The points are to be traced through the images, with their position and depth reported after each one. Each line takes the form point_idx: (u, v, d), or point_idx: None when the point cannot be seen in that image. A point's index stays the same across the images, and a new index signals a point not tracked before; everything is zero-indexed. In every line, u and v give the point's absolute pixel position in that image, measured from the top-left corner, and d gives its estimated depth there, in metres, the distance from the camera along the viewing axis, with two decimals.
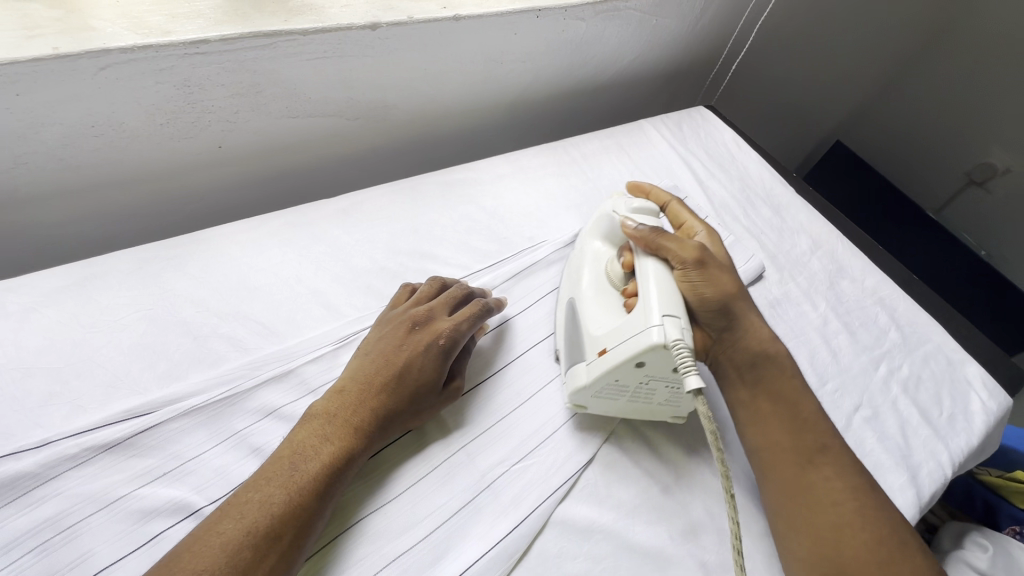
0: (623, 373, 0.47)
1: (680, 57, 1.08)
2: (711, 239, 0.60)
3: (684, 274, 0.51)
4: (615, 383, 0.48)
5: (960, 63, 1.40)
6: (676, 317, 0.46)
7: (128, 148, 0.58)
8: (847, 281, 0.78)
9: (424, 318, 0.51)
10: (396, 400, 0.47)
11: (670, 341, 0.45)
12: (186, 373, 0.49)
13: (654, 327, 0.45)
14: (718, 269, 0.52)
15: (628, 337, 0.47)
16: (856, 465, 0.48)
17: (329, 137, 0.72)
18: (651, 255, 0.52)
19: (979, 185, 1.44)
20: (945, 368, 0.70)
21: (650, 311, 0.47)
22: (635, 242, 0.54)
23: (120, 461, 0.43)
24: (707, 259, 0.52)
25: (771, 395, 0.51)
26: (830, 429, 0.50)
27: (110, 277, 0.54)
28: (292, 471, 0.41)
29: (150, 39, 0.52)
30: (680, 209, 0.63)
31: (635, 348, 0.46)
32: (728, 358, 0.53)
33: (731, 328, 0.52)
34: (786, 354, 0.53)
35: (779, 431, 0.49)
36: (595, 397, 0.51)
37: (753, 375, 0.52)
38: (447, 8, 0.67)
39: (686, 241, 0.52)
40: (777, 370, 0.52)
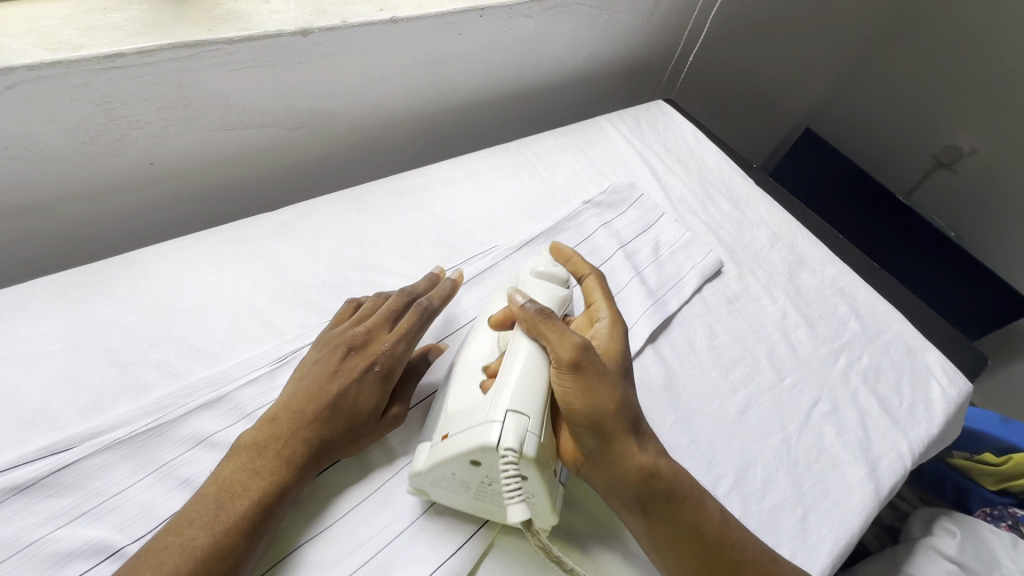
0: (457, 467, 0.42)
1: (636, 51, 1.07)
2: (612, 329, 0.52)
3: (559, 373, 0.46)
4: (453, 477, 0.43)
5: (922, 45, 1.40)
6: (523, 415, 0.42)
7: (49, 169, 0.55)
8: (806, 272, 0.77)
9: (361, 339, 0.49)
10: (330, 432, 0.45)
11: (502, 445, 0.40)
12: (110, 404, 0.47)
13: (493, 423, 0.41)
14: (598, 377, 0.46)
15: (468, 427, 0.43)
16: (774, 572, 0.45)
17: (269, 148, 0.70)
18: (530, 340, 0.47)
19: (947, 168, 1.45)
20: (905, 357, 0.70)
21: (498, 402, 0.43)
22: (520, 321, 0.49)
23: (35, 502, 0.41)
24: (587, 362, 0.46)
25: (660, 521, 0.45)
26: (742, 533, 0.46)
27: (31, 307, 0.51)
28: (217, 511, 0.40)
29: (60, 54, 0.49)
30: (594, 287, 0.56)
31: (468, 445, 0.41)
32: (602, 479, 0.46)
33: (605, 451, 0.45)
34: (679, 476, 0.46)
35: (683, 560, 0.44)
36: (434, 486, 0.45)
37: (634, 502, 0.45)
38: (383, 10, 0.65)
39: (568, 334, 0.46)
40: (662, 496, 0.45)
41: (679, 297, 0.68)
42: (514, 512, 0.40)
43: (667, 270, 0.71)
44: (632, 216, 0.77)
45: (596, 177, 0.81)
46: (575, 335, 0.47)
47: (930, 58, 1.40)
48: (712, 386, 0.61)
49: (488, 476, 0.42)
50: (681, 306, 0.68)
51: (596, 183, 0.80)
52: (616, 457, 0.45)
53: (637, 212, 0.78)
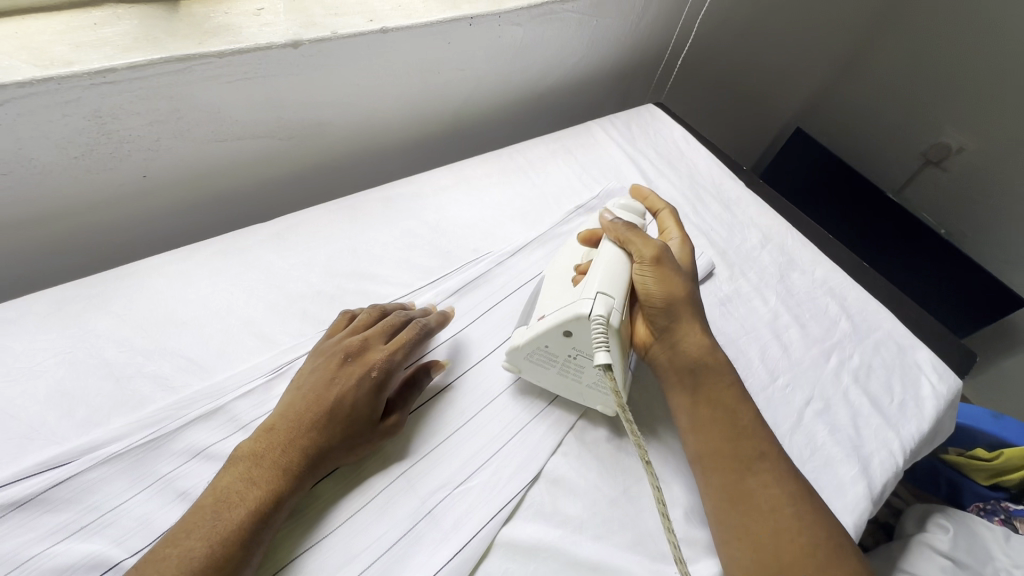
0: (552, 338, 0.51)
1: (625, 56, 1.08)
2: (682, 245, 0.61)
3: (641, 268, 0.54)
4: (546, 349, 0.51)
5: (910, 43, 1.42)
6: (610, 296, 0.49)
7: (41, 185, 0.55)
8: (797, 272, 0.78)
9: (357, 348, 0.50)
10: (327, 438, 0.45)
11: (593, 314, 0.48)
12: (107, 418, 0.47)
13: (585, 300, 0.49)
14: (673, 273, 0.54)
15: (563, 305, 0.50)
16: (791, 471, 0.48)
17: (262, 159, 0.70)
18: (616, 244, 0.55)
19: (936, 165, 1.46)
20: (896, 355, 0.71)
21: (589, 285, 0.50)
22: (607, 229, 0.57)
23: (33, 518, 0.41)
24: (666, 261, 0.54)
25: (709, 398, 0.51)
26: (767, 435, 0.50)
27: (25, 322, 0.51)
28: (214, 521, 0.40)
29: (52, 70, 0.49)
30: (667, 218, 0.64)
31: (564, 316, 0.49)
32: (666, 356, 0.53)
33: (672, 332, 0.53)
34: (729, 366, 0.53)
35: (717, 441, 0.49)
36: (528, 360, 0.53)
37: (692, 378, 0.52)
38: (373, 21, 0.65)
39: (650, 238, 0.55)
40: (715, 376, 0.52)
41: None
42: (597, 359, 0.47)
43: None
44: None
45: (588, 181, 0.82)
46: (656, 240, 0.55)
47: (917, 57, 1.42)
48: None
49: (576, 347, 0.50)
50: None
51: (588, 188, 0.81)
52: (680, 337, 0.53)
53: None
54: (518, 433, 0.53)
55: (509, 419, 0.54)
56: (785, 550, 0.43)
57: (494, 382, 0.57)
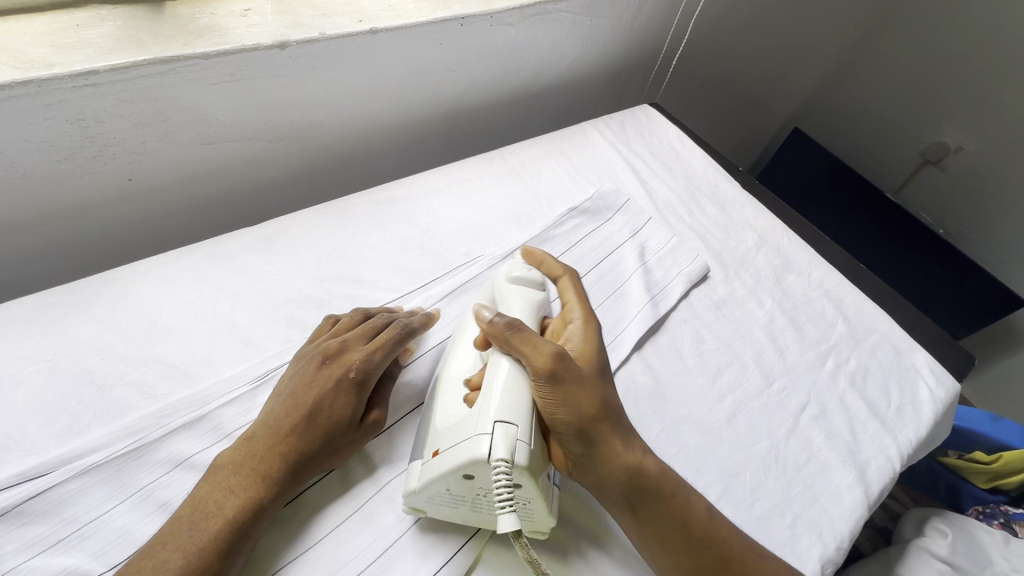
0: (452, 482, 0.42)
1: (620, 55, 1.07)
2: (587, 328, 0.52)
3: (537, 387, 0.45)
4: (446, 492, 0.43)
5: (908, 42, 1.41)
6: (512, 425, 0.42)
7: (24, 188, 0.54)
8: (793, 275, 0.77)
9: (335, 350, 0.49)
10: (306, 443, 0.45)
11: (494, 457, 0.40)
12: (88, 427, 0.46)
13: (481, 436, 0.41)
14: (576, 385, 0.46)
15: (457, 443, 0.42)
16: (764, 557, 0.46)
17: (250, 162, 0.69)
18: (504, 357, 0.47)
19: (934, 165, 1.46)
20: (893, 358, 0.70)
21: (485, 414, 0.42)
22: (491, 337, 0.48)
23: (9, 531, 0.40)
24: (564, 371, 0.45)
25: (653, 516, 0.46)
26: (729, 528, 0.47)
27: (6, 330, 0.50)
28: (191, 533, 0.39)
29: (31, 73, 0.48)
30: (568, 287, 0.57)
31: (460, 460, 0.41)
32: (592, 482, 0.46)
33: (591, 455, 0.45)
34: (661, 471, 0.47)
35: (673, 558, 0.45)
36: (430, 503, 0.44)
37: (627, 500, 0.46)
38: (362, 22, 0.64)
39: (542, 345, 0.46)
40: (651, 492, 0.46)
41: (667, 303, 0.67)
42: (504, 523, 0.39)
43: (654, 275, 0.71)
44: (618, 223, 0.77)
45: (581, 183, 0.81)
46: (549, 344, 0.46)
47: (915, 57, 1.41)
48: (699, 392, 0.60)
49: (482, 488, 0.42)
50: (668, 312, 0.67)
51: (582, 191, 0.80)
52: (602, 461, 0.45)
53: (623, 218, 0.77)
54: None
55: None
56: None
57: None
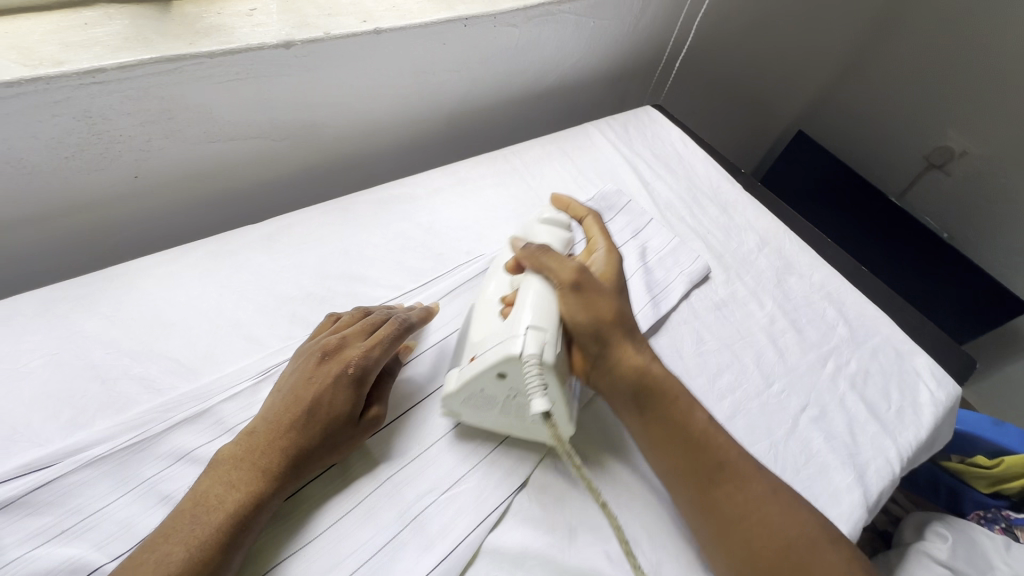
0: (486, 382, 0.48)
1: (623, 57, 1.07)
2: (609, 255, 0.60)
3: (562, 295, 0.52)
4: (481, 394, 0.49)
5: (913, 45, 1.40)
6: (541, 330, 0.48)
7: (32, 184, 0.55)
8: (794, 277, 0.77)
9: (334, 346, 0.49)
10: (305, 439, 0.45)
11: (525, 354, 0.46)
12: (91, 420, 0.47)
13: (516, 337, 0.47)
14: (595, 293, 0.53)
15: (493, 346, 0.48)
16: (756, 471, 0.49)
17: (255, 160, 0.70)
18: (535, 273, 0.54)
19: (939, 168, 1.45)
20: (894, 361, 0.70)
21: (518, 321, 0.49)
22: (524, 260, 0.56)
23: (14, 521, 0.41)
24: (585, 281, 0.53)
25: (658, 415, 0.50)
26: (726, 440, 0.50)
27: (12, 323, 0.51)
28: (193, 526, 0.40)
29: (39, 71, 0.49)
30: (593, 224, 0.65)
31: (495, 358, 0.47)
32: (606, 385, 0.52)
33: (606, 355, 0.51)
34: (667, 375, 0.52)
35: (675, 455, 0.49)
36: (465, 406, 0.50)
37: (636, 400, 0.51)
38: (367, 22, 0.65)
39: (567, 262, 0.54)
40: (658, 393, 0.51)
41: (667, 304, 0.68)
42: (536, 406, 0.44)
43: (655, 275, 0.71)
44: (620, 223, 0.77)
45: (583, 183, 0.81)
46: (573, 262, 0.54)
47: (919, 61, 1.41)
48: (699, 392, 0.60)
49: (513, 389, 0.48)
50: (669, 312, 0.67)
51: (584, 191, 0.80)
52: (615, 361, 0.51)
53: (625, 218, 0.78)
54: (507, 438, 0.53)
55: None
56: (759, 555, 0.45)
57: None
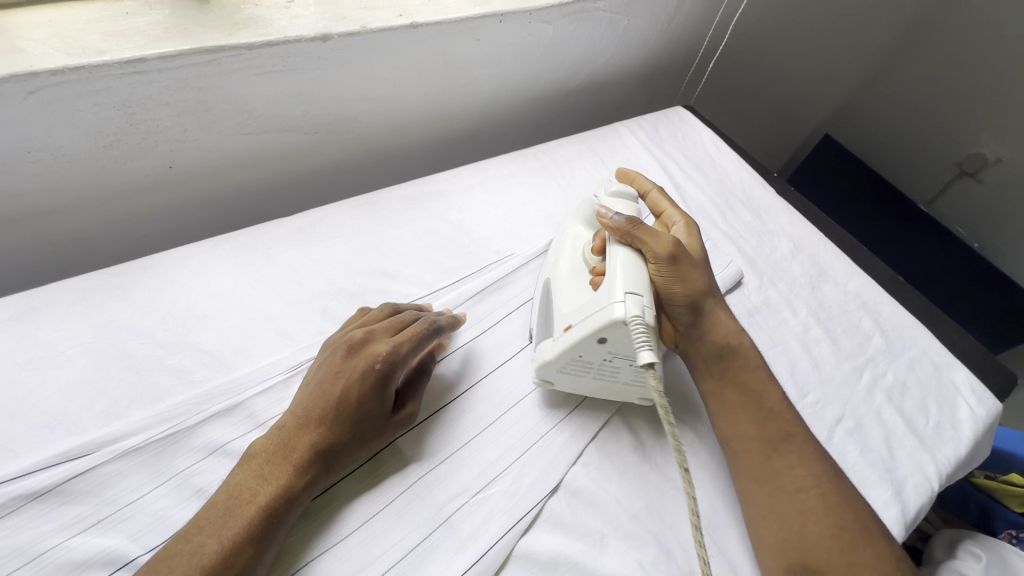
0: (585, 348, 0.48)
1: (655, 55, 1.06)
2: (688, 229, 0.60)
3: (658, 267, 0.52)
4: (579, 359, 0.49)
5: (949, 48, 1.36)
6: (639, 295, 0.47)
7: (69, 173, 0.55)
8: (829, 285, 0.76)
9: (361, 340, 0.48)
10: (336, 433, 0.44)
11: (629, 318, 0.45)
12: (126, 410, 0.47)
13: (616, 302, 0.46)
14: (689, 265, 0.53)
15: (592, 312, 0.47)
16: (819, 452, 0.49)
17: (286, 153, 0.70)
18: (624, 246, 0.52)
19: (971, 176, 1.41)
20: (931, 374, 0.68)
21: (614, 288, 0.47)
22: (611, 233, 0.53)
23: (51, 510, 0.41)
24: (680, 253, 0.52)
25: (736, 384, 0.52)
26: (795, 418, 0.51)
27: (49, 310, 0.51)
28: (226, 518, 0.39)
29: (83, 59, 0.49)
30: (661, 199, 0.65)
31: (597, 324, 0.46)
32: (694, 352, 0.54)
33: (697, 322, 0.54)
34: (750, 346, 0.54)
35: (744, 423, 0.50)
36: (561, 372, 0.51)
37: (720, 367, 0.53)
38: (403, 16, 0.64)
39: (660, 234, 0.52)
40: (740, 363, 0.53)
41: None
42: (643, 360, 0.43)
43: None
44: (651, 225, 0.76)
45: None
46: (666, 234, 0.53)
47: (955, 65, 1.36)
48: None
49: (614, 350, 0.48)
50: None
51: None
52: (705, 327, 0.54)
53: None
54: (538, 441, 0.52)
55: (529, 427, 0.53)
56: (810, 531, 0.44)
57: (514, 388, 0.56)
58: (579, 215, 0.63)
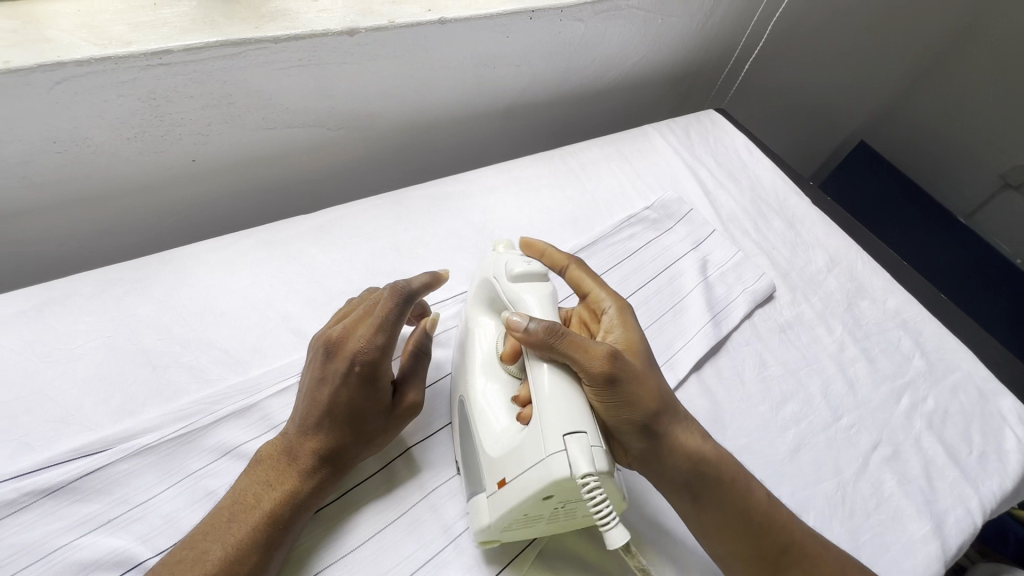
0: (530, 507, 0.38)
1: (687, 56, 1.02)
2: (623, 320, 0.48)
3: (596, 390, 0.41)
4: (524, 517, 0.40)
5: (994, 53, 1.29)
6: (582, 433, 0.37)
7: (95, 163, 0.55)
8: (866, 301, 0.72)
9: (336, 341, 0.44)
10: (336, 435, 0.43)
11: (578, 474, 0.36)
12: (141, 408, 0.46)
13: (555, 455, 0.37)
14: (634, 383, 0.42)
15: (529, 465, 0.38)
16: (820, 547, 0.45)
17: (310, 149, 0.69)
18: (548, 364, 0.41)
19: (1016, 189, 1.34)
20: (975, 401, 0.64)
21: (547, 432, 0.38)
22: (528, 346, 0.42)
23: (63, 506, 0.40)
24: (620, 371, 0.41)
25: (709, 504, 0.45)
26: (787, 513, 0.46)
27: (70, 302, 0.50)
28: (231, 524, 0.38)
29: (109, 50, 0.48)
30: (582, 276, 0.51)
31: (540, 485, 0.37)
32: (652, 473, 0.45)
33: (653, 448, 0.44)
34: (724, 455, 0.46)
35: (732, 543, 0.44)
36: (507, 531, 0.41)
37: (686, 490, 0.45)
38: (432, 11, 0.63)
39: (594, 346, 0.41)
40: (712, 481, 0.45)
41: (729, 323, 0.63)
42: (613, 539, 0.35)
43: (715, 292, 0.67)
44: (679, 233, 0.73)
45: (642, 189, 0.78)
46: (599, 344, 0.41)
47: (1005, 70, 1.28)
48: (761, 422, 0.56)
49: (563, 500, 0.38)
50: (729, 333, 0.63)
51: (642, 197, 0.77)
52: (665, 452, 0.44)
53: (685, 228, 0.74)
54: None
55: None
56: None
57: None
58: (481, 298, 0.50)
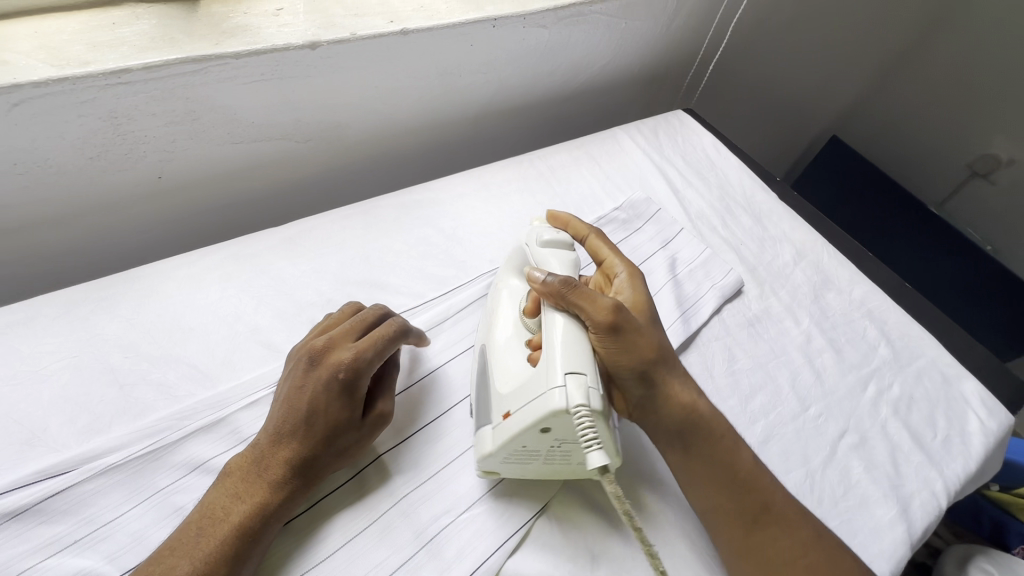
0: (528, 439, 0.41)
1: (653, 58, 1.04)
2: (632, 281, 0.52)
3: (600, 337, 0.44)
4: (523, 450, 0.42)
5: (958, 47, 1.33)
6: (582, 374, 0.40)
7: (56, 183, 0.55)
8: (832, 293, 0.74)
9: (321, 350, 0.45)
10: (310, 443, 0.43)
11: (572, 405, 0.39)
12: (108, 426, 0.46)
13: (556, 388, 0.40)
14: (635, 333, 0.45)
15: (530, 399, 0.41)
16: (799, 510, 0.46)
17: (278, 161, 0.69)
18: (561, 312, 0.45)
19: (983, 177, 1.37)
20: (940, 386, 0.65)
21: (553, 368, 0.41)
22: (545, 295, 0.46)
23: (28, 529, 0.40)
24: (622, 321, 0.44)
25: (702, 455, 0.46)
26: (770, 480, 0.47)
27: (35, 324, 0.50)
28: (198, 538, 0.39)
29: (66, 70, 0.48)
30: (600, 245, 0.56)
31: (537, 413, 0.40)
32: (651, 423, 0.47)
33: (651, 398, 0.46)
34: (716, 412, 0.48)
35: (718, 498, 0.45)
36: (505, 463, 0.44)
37: (680, 440, 0.46)
38: (394, 22, 0.63)
39: (599, 299, 0.44)
40: (707, 431, 0.47)
41: (698, 318, 0.65)
42: (593, 460, 0.38)
43: (685, 288, 0.68)
44: (649, 232, 0.74)
45: (612, 190, 0.79)
46: (608, 297, 0.45)
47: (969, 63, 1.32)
48: (730, 414, 0.57)
49: (559, 439, 0.41)
50: (699, 328, 0.64)
51: (611, 199, 0.78)
52: (662, 400, 0.46)
53: (654, 228, 0.75)
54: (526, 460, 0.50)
55: None
56: None
57: None
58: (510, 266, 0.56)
